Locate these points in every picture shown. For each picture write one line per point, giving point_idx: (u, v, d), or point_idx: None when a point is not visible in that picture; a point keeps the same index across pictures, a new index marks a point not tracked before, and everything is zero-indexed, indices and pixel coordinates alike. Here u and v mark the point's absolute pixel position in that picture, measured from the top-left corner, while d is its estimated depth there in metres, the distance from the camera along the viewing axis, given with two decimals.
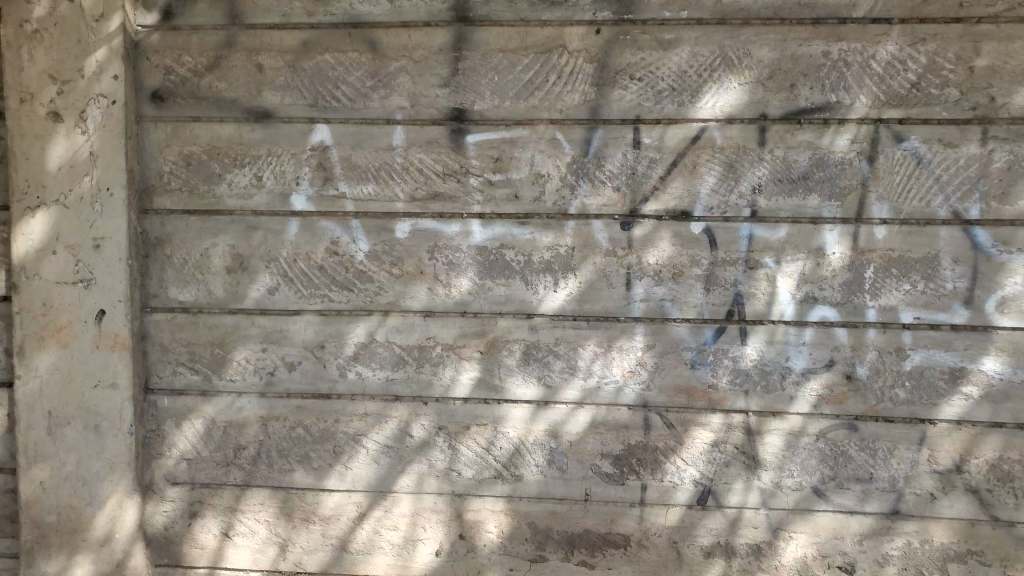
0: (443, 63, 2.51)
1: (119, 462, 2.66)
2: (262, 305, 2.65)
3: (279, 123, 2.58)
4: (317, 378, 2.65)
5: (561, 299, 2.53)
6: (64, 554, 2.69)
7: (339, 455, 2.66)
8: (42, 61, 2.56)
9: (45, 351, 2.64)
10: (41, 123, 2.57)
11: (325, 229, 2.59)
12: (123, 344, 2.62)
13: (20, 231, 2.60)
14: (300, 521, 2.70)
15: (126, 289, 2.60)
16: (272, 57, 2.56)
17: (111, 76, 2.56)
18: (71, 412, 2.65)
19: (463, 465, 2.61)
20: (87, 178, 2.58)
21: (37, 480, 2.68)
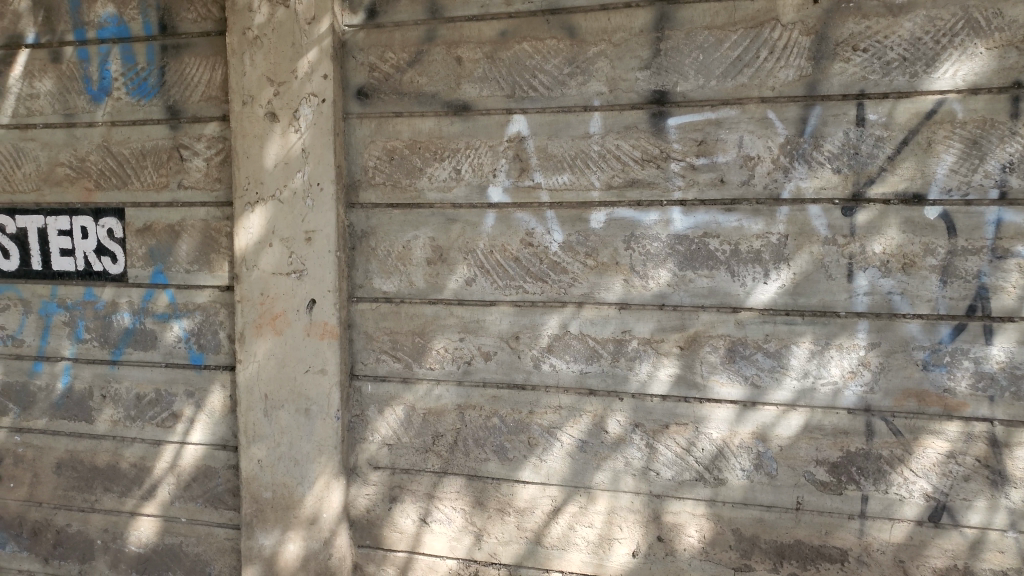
0: (645, 45, 2.41)
1: (327, 445, 2.79)
2: (460, 295, 2.68)
3: (477, 115, 2.59)
4: (513, 369, 2.64)
5: (771, 292, 2.36)
6: (278, 529, 2.86)
7: (534, 447, 2.64)
8: (261, 65, 2.72)
9: (262, 337, 2.81)
10: (260, 123, 2.74)
11: (520, 221, 2.58)
12: (332, 332, 2.74)
13: (242, 226, 2.79)
14: (495, 511, 2.71)
15: (334, 280, 2.72)
16: (471, 49, 2.58)
17: (321, 76, 2.67)
18: (284, 396, 2.81)
19: (662, 465, 2.51)
20: (300, 174, 2.72)
21: (255, 458, 2.87)
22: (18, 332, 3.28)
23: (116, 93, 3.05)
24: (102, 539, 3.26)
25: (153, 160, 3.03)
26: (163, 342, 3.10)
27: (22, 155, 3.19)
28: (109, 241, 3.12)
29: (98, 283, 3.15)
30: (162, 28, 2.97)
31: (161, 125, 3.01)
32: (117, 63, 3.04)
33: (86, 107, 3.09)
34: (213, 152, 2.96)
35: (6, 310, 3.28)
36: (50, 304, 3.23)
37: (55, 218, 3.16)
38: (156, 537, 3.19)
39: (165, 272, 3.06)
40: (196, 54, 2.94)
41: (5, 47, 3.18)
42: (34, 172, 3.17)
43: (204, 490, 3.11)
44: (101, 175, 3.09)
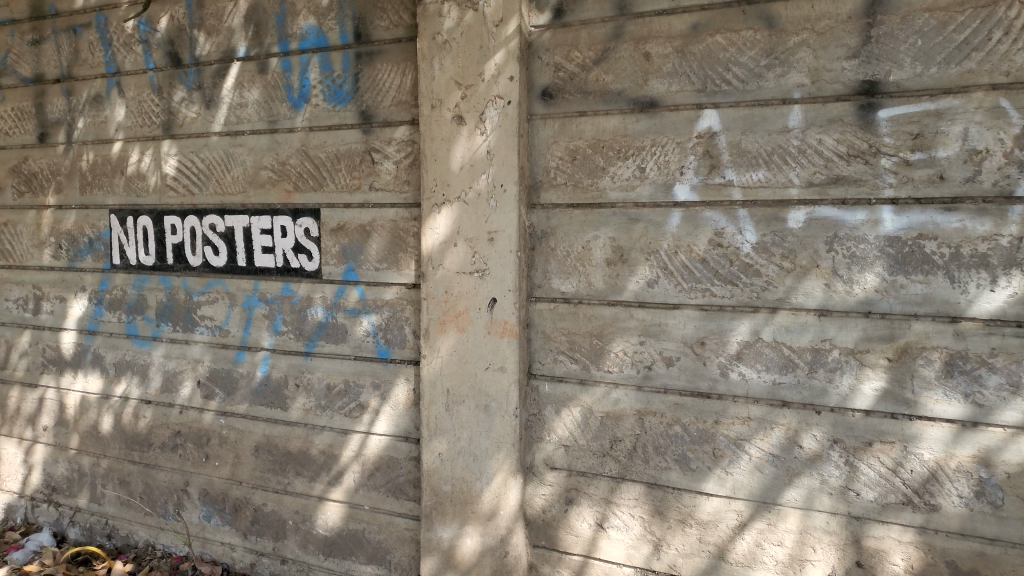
0: (854, 32, 2.24)
1: (505, 442, 2.81)
2: (642, 297, 2.61)
3: (665, 112, 2.52)
4: (697, 376, 2.54)
5: (1000, 300, 2.13)
6: (456, 523, 2.92)
7: (719, 458, 2.53)
8: (450, 69, 2.78)
9: (445, 334, 2.88)
10: (447, 126, 2.80)
11: (709, 220, 2.47)
12: (512, 331, 2.76)
13: (428, 226, 2.88)
14: (676, 522, 2.62)
15: (515, 279, 2.73)
16: (660, 44, 2.50)
17: (507, 78, 2.69)
18: (465, 393, 2.87)
19: (863, 485, 2.32)
20: (484, 176, 2.75)
21: (436, 451, 2.95)
22: (225, 323, 3.57)
23: (315, 100, 3.23)
24: (293, 520, 3.48)
25: (346, 163, 3.19)
26: (353, 336, 3.26)
27: (232, 160, 3.47)
28: (305, 240, 3.32)
29: (295, 279, 3.36)
30: (358, 37, 3.12)
31: (354, 130, 3.16)
32: (316, 72, 3.22)
33: (288, 114, 3.30)
34: (402, 154, 3.07)
35: (215, 303, 3.59)
36: (252, 297, 3.48)
37: (259, 218, 3.41)
38: (341, 521, 3.35)
39: (356, 270, 3.22)
40: (388, 60, 3.06)
41: (220, 61, 3.47)
42: (242, 176, 3.44)
43: (387, 480, 3.24)
44: (300, 178, 3.30)
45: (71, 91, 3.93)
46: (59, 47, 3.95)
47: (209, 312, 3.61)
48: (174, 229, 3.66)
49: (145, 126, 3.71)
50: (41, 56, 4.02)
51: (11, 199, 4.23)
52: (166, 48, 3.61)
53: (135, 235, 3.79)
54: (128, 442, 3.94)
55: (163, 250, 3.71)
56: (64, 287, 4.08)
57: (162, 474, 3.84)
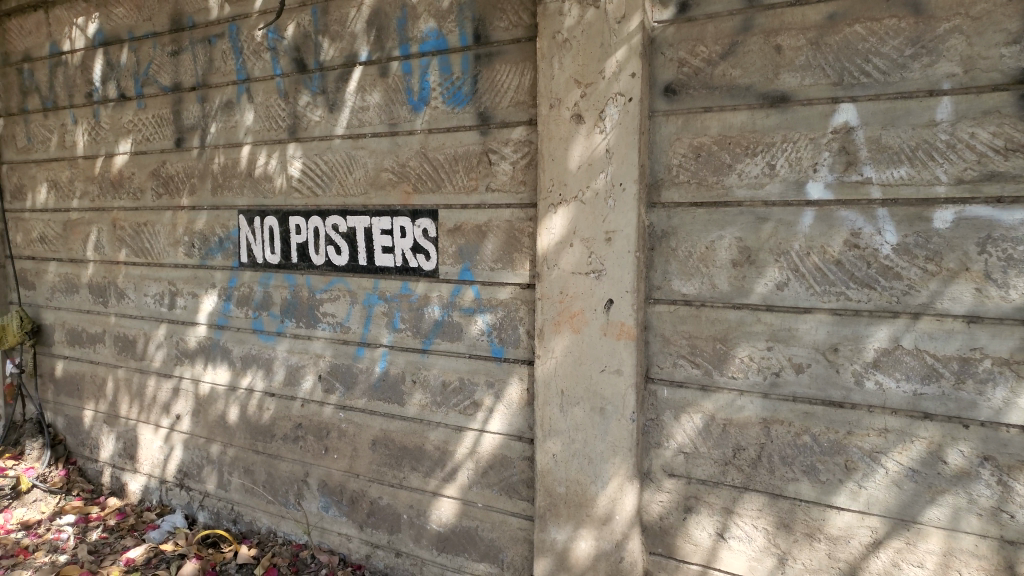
0: (1014, 16, 2.08)
1: (621, 446, 2.76)
2: (769, 301, 2.51)
3: (797, 107, 2.41)
4: (829, 384, 2.42)
5: None
6: (571, 525, 2.89)
7: (852, 471, 2.40)
8: (569, 68, 2.75)
9: (560, 334, 2.86)
10: (566, 125, 2.78)
11: (845, 219, 2.35)
12: (629, 333, 2.70)
13: (545, 227, 2.87)
14: (803, 536, 2.50)
15: (633, 280, 2.67)
16: (793, 36, 2.40)
17: (628, 74, 2.63)
18: (580, 394, 2.83)
19: (1018, 507, 2.16)
20: (603, 175, 2.71)
21: (550, 452, 2.93)
22: (346, 320, 3.68)
23: (434, 102, 3.28)
24: (407, 514, 3.55)
25: (464, 164, 3.22)
26: (468, 335, 3.29)
27: (353, 162, 3.57)
28: (423, 240, 3.38)
29: (413, 278, 3.43)
30: (477, 38, 3.14)
31: (472, 131, 3.18)
32: (436, 75, 3.26)
33: (408, 117, 3.37)
34: (519, 154, 3.06)
35: (336, 300, 3.70)
36: (372, 296, 3.57)
37: (379, 219, 3.49)
38: (455, 518, 3.39)
39: (472, 270, 3.25)
40: (507, 60, 3.06)
41: (343, 66, 3.57)
42: (363, 177, 3.53)
43: (500, 479, 3.24)
44: (419, 179, 3.35)
45: (205, 98, 4.15)
46: (195, 57, 4.18)
47: (330, 309, 3.73)
48: (298, 229, 3.81)
49: (272, 130, 3.87)
50: (179, 65, 4.27)
51: (150, 201, 4.51)
52: (293, 54, 3.75)
53: (262, 234, 3.96)
54: (254, 433, 4.13)
55: (288, 249, 3.86)
56: (196, 283, 4.33)
57: (283, 464, 4.01)
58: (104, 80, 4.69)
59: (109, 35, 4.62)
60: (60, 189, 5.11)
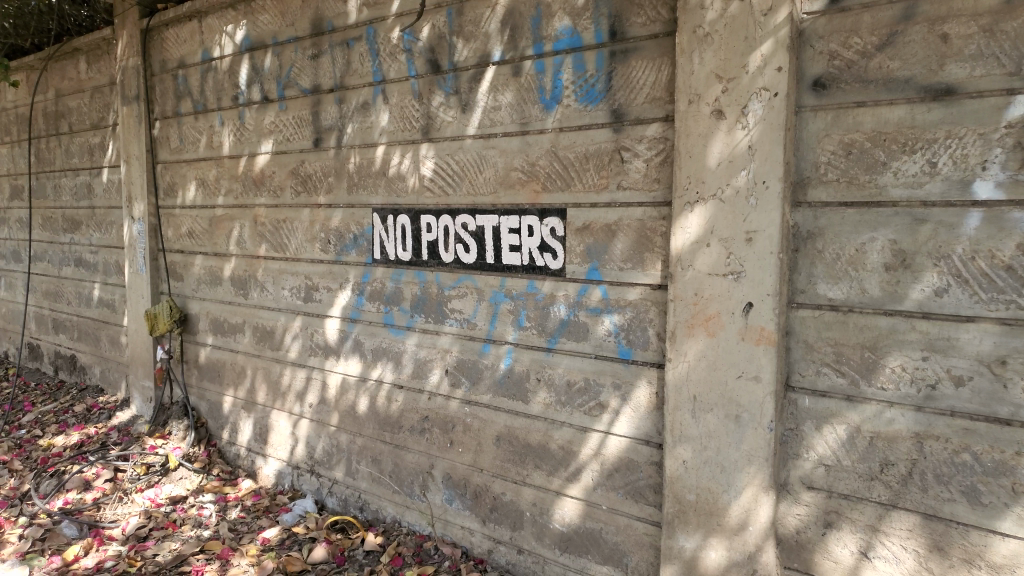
0: None
1: (757, 455, 2.65)
2: (926, 308, 2.35)
3: (964, 100, 2.24)
4: (994, 400, 2.25)
5: None
6: (700, 533, 2.82)
7: (1019, 495, 2.23)
8: (711, 63, 2.67)
9: (694, 337, 2.78)
10: (706, 122, 2.70)
11: (1018, 221, 2.18)
12: (769, 338, 2.59)
13: (680, 226, 2.80)
14: (960, 561, 2.34)
15: (774, 283, 2.56)
16: (963, 24, 2.24)
17: (774, 68, 2.52)
18: (714, 400, 2.74)
19: None
20: (744, 173, 2.61)
21: (681, 458, 2.86)
22: (473, 316, 3.73)
23: (566, 100, 3.27)
24: (530, 511, 3.57)
25: (595, 162, 3.19)
26: (595, 335, 3.26)
27: (484, 161, 3.61)
28: (551, 239, 3.37)
29: (540, 276, 3.43)
30: (613, 35, 3.10)
31: (604, 129, 3.15)
32: (569, 73, 3.25)
33: (540, 115, 3.37)
34: (654, 152, 3.00)
35: (464, 297, 3.76)
36: (498, 293, 3.60)
37: (507, 217, 3.51)
38: (578, 518, 3.38)
39: (600, 269, 3.21)
40: (643, 57, 3.01)
41: (476, 66, 3.61)
42: (493, 176, 3.56)
43: (626, 482, 3.20)
44: (549, 177, 3.35)
45: (342, 99, 4.31)
46: (334, 59, 4.34)
47: (458, 305, 3.80)
48: (429, 227, 3.89)
49: (406, 130, 3.97)
50: (318, 68, 4.45)
51: (289, 199, 4.73)
52: (427, 55, 3.83)
53: (394, 231, 4.08)
54: (382, 425, 4.27)
55: (418, 246, 3.96)
56: (330, 278, 4.51)
57: (410, 455, 4.14)
58: (249, 83, 4.95)
59: (255, 41, 4.88)
60: (207, 187, 5.44)
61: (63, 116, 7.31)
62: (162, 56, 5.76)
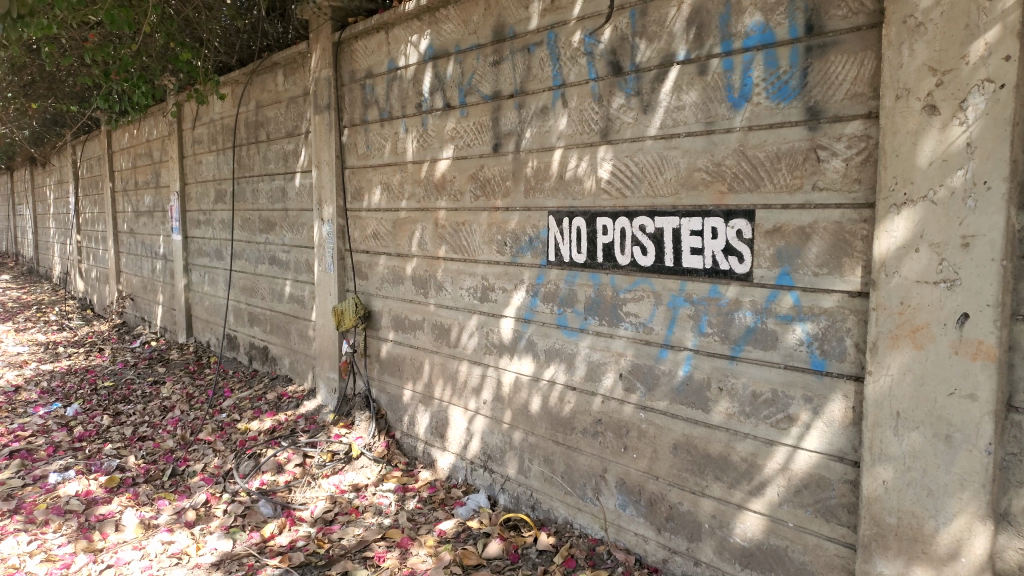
0: None
1: (972, 481, 2.43)
2: None
3: None
4: None
5: None
6: (901, 560, 2.64)
7: None
8: (923, 54, 2.48)
9: (898, 349, 2.60)
10: (916, 118, 2.50)
11: None
12: (988, 353, 2.37)
13: (884, 230, 2.63)
14: None
15: (997, 293, 2.34)
16: None
17: (1001, 58, 2.29)
18: (921, 418, 2.54)
19: None
20: (962, 172, 2.40)
21: (880, 478, 2.68)
22: (649, 320, 3.69)
23: (757, 98, 3.15)
24: (709, 523, 3.51)
25: (788, 162, 3.06)
26: (784, 344, 3.12)
27: (666, 162, 3.55)
28: (737, 242, 3.26)
29: (724, 281, 3.33)
30: (810, 29, 2.95)
31: (798, 127, 3.01)
32: (760, 70, 3.13)
33: (727, 115, 3.27)
34: (854, 151, 2.83)
35: (641, 300, 3.72)
36: (678, 298, 3.54)
37: (689, 219, 3.44)
38: (761, 534, 3.28)
39: (792, 274, 3.07)
40: (844, 50, 2.85)
41: (659, 66, 3.57)
42: (675, 177, 3.50)
43: (816, 500, 3.06)
44: (735, 178, 3.25)
45: (522, 104, 4.40)
46: (515, 65, 4.44)
47: (634, 309, 3.77)
48: (605, 230, 3.89)
49: (585, 132, 3.99)
50: (500, 74, 4.57)
51: (468, 202, 4.89)
52: (609, 57, 3.83)
53: (570, 234, 4.11)
54: (555, 426, 4.33)
55: (593, 248, 3.97)
56: (506, 279, 4.62)
57: (583, 458, 4.17)
58: (433, 91, 5.18)
59: (438, 49, 5.10)
60: (390, 191, 5.75)
61: (262, 125, 7.98)
62: (352, 67, 6.14)
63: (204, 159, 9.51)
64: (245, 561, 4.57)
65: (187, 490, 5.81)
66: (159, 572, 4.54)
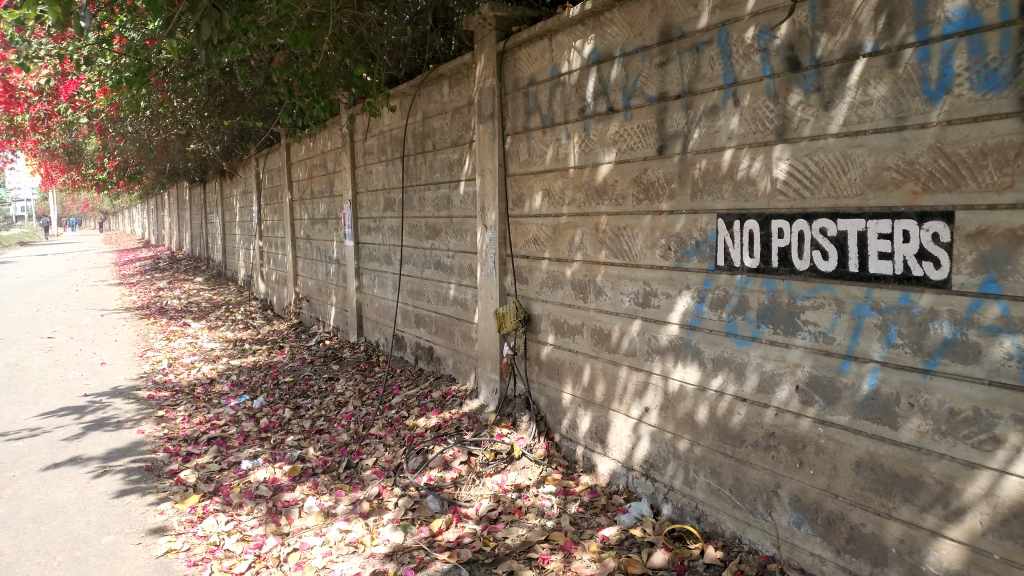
0: None
1: None
2: None
3: None
4: None
5: None
6: None
7: None
8: None
9: None
10: None
11: None
12: None
13: None
14: None
15: None
16: None
17: None
18: None
19: None
20: None
21: None
22: (831, 330, 3.49)
23: (958, 89, 2.90)
24: (896, 548, 3.26)
25: (995, 159, 2.79)
26: (989, 358, 2.86)
27: (849, 161, 3.35)
28: (933, 246, 3.01)
29: (917, 288, 3.08)
30: None
31: (1008, 120, 2.75)
32: (962, 58, 2.87)
33: (921, 109, 3.04)
34: None
35: (821, 308, 3.53)
36: (863, 306, 3.32)
37: (877, 221, 3.20)
38: (960, 564, 3.01)
39: (998, 282, 2.81)
40: None
41: (842, 59, 3.37)
42: (859, 177, 3.29)
43: None
44: (931, 177, 3.00)
45: (690, 105, 4.30)
46: (683, 65, 4.35)
47: (813, 317, 3.57)
48: (781, 233, 3.71)
49: (758, 132, 3.84)
50: (666, 76, 4.49)
51: (631, 206, 4.84)
52: (786, 53, 3.66)
53: (741, 238, 3.96)
54: (723, 437, 4.19)
55: (767, 252, 3.80)
56: (671, 284, 4.53)
57: (753, 472, 4.00)
58: (596, 96, 5.17)
59: (602, 53, 5.08)
60: (552, 196, 5.79)
61: (429, 136, 8.32)
62: (515, 75, 6.27)
63: (374, 169, 10.05)
64: (416, 554, 4.77)
65: (361, 482, 6.16)
66: (340, 558, 4.84)
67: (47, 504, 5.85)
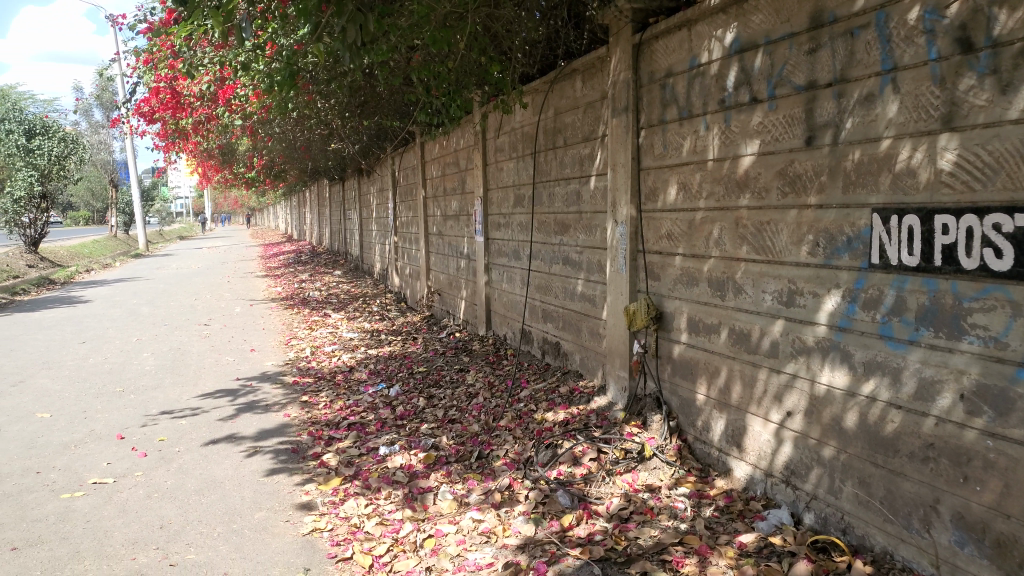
0: None
1: None
2: None
3: None
4: None
5: None
6: None
7: None
8: None
9: None
10: None
11: None
12: None
13: None
14: None
15: None
16: None
17: None
18: None
19: None
20: None
21: None
22: (1003, 334, 3.21)
23: None
24: None
25: None
26: None
27: None
28: None
29: None
30: None
31: None
32: None
33: None
34: None
35: (992, 311, 3.24)
36: None
37: None
38: None
39: None
40: None
41: None
42: None
43: None
44: None
45: (842, 93, 4.06)
46: (835, 51, 4.11)
47: (983, 320, 3.29)
48: (945, 229, 3.44)
49: (920, 120, 3.56)
50: (816, 63, 4.26)
51: (774, 199, 4.63)
52: (956, 33, 3.37)
53: (898, 234, 3.69)
54: (874, 445, 3.93)
55: (928, 250, 3.53)
56: (818, 283, 4.30)
57: (908, 484, 3.74)
58: (738, 86, 4.99)
59: (745, 42, 4.89)
60: (688, 190, 5.64)
61: (560, 131, 8.33)
62: (650, 68, 6.14)
63: (505, 166, 10.16)
64: (547, 548, 4.78)
65: (492, 473, 6.25)
66: (473, 547, 4.94)
67: (207, 478, 6.31)
